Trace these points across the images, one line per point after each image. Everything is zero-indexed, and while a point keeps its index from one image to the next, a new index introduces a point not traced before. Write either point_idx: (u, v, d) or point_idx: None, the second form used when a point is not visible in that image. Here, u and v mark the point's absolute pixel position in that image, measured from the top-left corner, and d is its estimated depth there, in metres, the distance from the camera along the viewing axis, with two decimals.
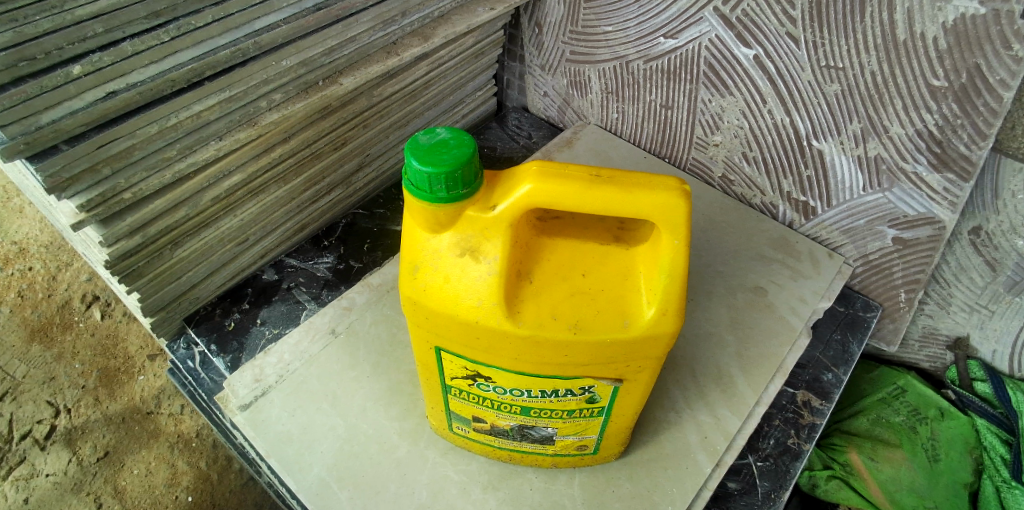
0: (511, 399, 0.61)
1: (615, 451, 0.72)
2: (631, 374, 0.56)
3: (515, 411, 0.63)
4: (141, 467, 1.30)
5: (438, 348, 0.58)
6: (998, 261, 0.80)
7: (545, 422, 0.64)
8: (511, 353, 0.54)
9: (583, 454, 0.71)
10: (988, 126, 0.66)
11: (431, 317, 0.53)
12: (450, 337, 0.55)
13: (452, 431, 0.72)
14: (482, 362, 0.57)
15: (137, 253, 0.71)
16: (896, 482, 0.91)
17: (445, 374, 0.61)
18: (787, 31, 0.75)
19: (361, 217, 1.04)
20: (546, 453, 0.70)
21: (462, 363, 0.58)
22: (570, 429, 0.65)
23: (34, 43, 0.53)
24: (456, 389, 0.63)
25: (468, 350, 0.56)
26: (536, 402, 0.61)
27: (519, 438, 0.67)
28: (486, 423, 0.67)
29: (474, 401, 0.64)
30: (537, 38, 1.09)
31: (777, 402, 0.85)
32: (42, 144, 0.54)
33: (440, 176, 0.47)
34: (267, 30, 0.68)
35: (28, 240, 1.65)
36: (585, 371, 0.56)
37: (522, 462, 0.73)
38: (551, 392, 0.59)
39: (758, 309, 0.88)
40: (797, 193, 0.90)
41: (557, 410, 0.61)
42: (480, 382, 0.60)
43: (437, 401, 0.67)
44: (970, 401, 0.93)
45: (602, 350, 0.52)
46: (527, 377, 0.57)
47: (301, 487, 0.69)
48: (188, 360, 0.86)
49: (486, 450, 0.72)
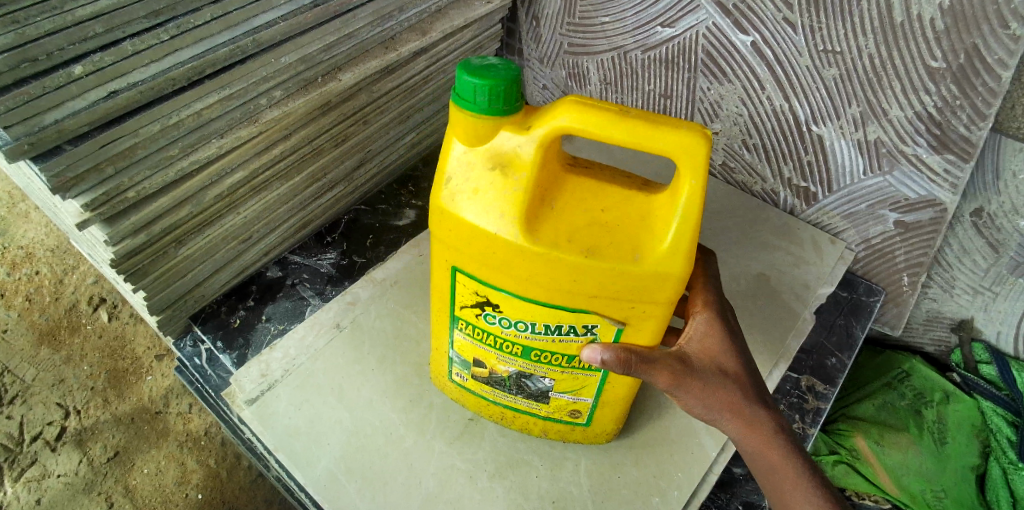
0: (513, 336, 0.62)
1: (606, 432, 0.73)
2: (637, 318, 0.56)
3: (516, 354, 0.64)
4: (151, 466, 1.31)
5: (455, 268, 0.59)
6: (1000, 243, 0.80)
7: (542, 372, 0.65)
8: (522, 275, 0.55)
9: (575, 426, 0.72)
10: (987, 106, 0.67)
11: (454, 230, 0.55)
12: (468, 252, 0.56)
13: (453, 381, 0.74)
14: (493, 285, 0.58)
15: (142, 252, 0.71)
16: (903, 466, 0.90)
17: (457, 302, 0.63)
18: (784, 17, 0.76)
19: (363, 213, 1.05)
20: (539, 414, 0.71)
21: (475, 286, 0.59)
22: (567, 387, 0.66)
23: (35, 44, 0.53)
24: (464, 321, 0.64)
25: (483, 270, 0.57)
26: (539, 341, 0.61)
27: (516, 391, 0.69)
28: (486, 368, 0.68)
29: (479, 338, 0.65)
30: (535, 31, 1.09)
31: (781, 388, 0.85)
32: (46, 143, 0.55)
33: (484, 86, 0.49)
34: (267, 26, 0.69)
35: (35, 244, 1.65)
36: (592, 306, 0.56)
37: (514, 424, 0.74)
38: (554, 331, 0.60)
39: (762, 296, 0.88)
40: (798, 178, 0.90)
41: (559, 353, 0.62)
42: (487, 313, 0.61)
43: (443, 339, 0.69)
44: (976, 384, 0.92)
45: (611, 282, 0.53)
46: (534, 307, 0.58)
47: (309, 480, 0.69)
48: (195, 356, 0.87)
49: (482, 406, 0.75)
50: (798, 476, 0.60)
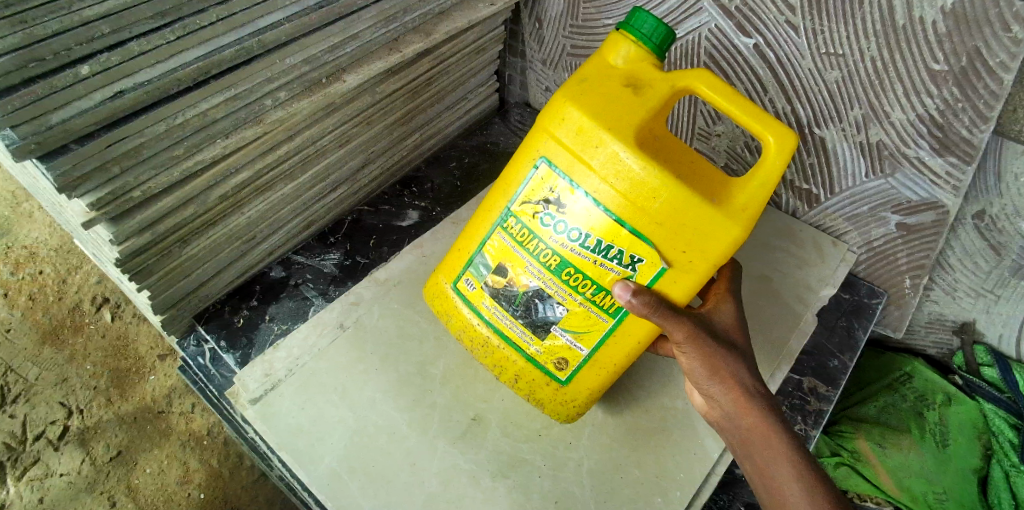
0: (556, 244, 0.65)
1: (575, 401, 0.73)
2: (683, 264, 0.62)
3: (547, 266, 0.66)
4: (154, 466, 1.32)
5: (542, 158, 0.64)
6: (1002, 245, 0.81)
7: (562, 297, 0.67)
8: (611, 175, 0.59)
9: (551, 381, 0.72)
10: (989, 109, 0.68)
11: (571, 118, 0.61)
12: (569, 136, 0.61)
13: (455, 292, 0.75)
14: (570, 178, 0.62)
15: (147, 251, 0.72)
16: (905, 467, 0.91)
17: (520, 195, 0.66)
18: (786, 20, 0.76)
19: (366, 213, 1.05)
20: (525, 354, 0.72)
21: (552, 180, 0.63)
22: (576, 326, 0.68)
23: (42, 44, 0.54)
24: (514, 219, 0.67)
25: (572, 162, 0.61)
26: (580, 258, 0.64)
27: (519, 315, 0.70)
28: (504, 279, 0.70)
29: (517, 240, 0.68)
30: (538, 33, 1.09)
31: (783, 389, 0.85)
32: (53, 143, 0.56)
33: (656, 24, 0.61)
34: (271, 28, 0.69)
35: (38, 244, 1.64)
36: (652, 233, 0.60)
37: (491, 361, 0.75)
38: (601, 250, 0.63)
39: (764, 297, 0.89)
40: (800, 181, 0.90)
41: (590, 278, 0.65)
42: (545, 211, 0.64)
43: (477, 238, 0.72)
44: (978, 386, 0.92)
45: (684, 210, 0.58)
46: (598, 215, 0.61)
47: (312, 479, 0.70)
48: (198, 356, 0.88)
49: (469, 330, 0.75)
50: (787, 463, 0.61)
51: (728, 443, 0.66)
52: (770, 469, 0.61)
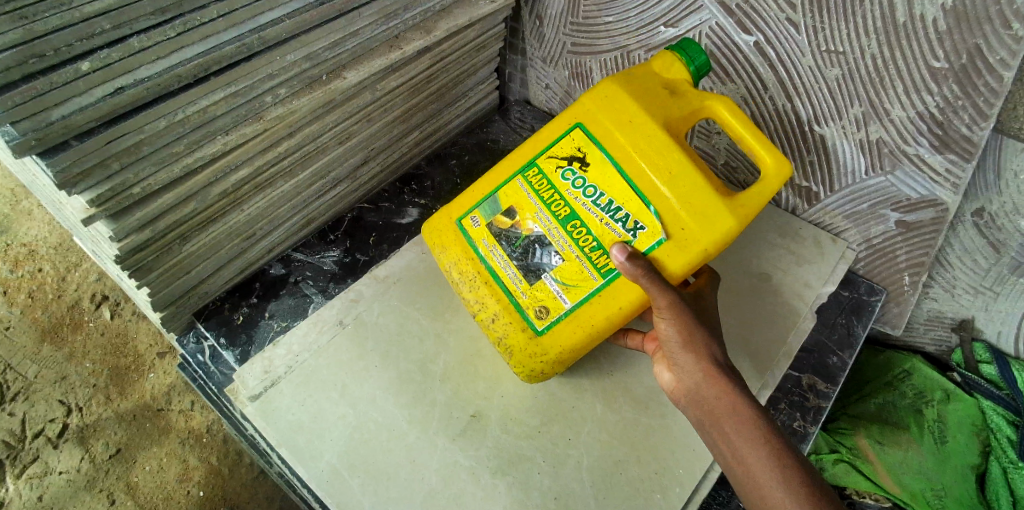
0: (571, 198, 0.73)
1: (543, 355, 0.73)
2: (679, 240, 0.68)
3: (556, 215, 0.74)
4: (154, 463, 1.32)
5: (579, 125, 0.74)
6: (1001, 243, 0.81)
7: (562, 246, 0.73)
8: (636, 149, 0.70)
9: (526, 329, 0.74)
10: (989, 106, 0.68)
11: (615, 100, 0.72)
12: (610, 114, 0.72)
13: (458, 227, 0.80)
14: (603, 147, 0.72)
15: (147, 248, 0.72)
16: (904, 464, 0.91)
17: (551, 151, 0.75)
18: (787, 17, 0.76)
19: (366, 211, 1.05)
20: (510, 296, 0.75)
21: (582, 143, 0.74)
22: (567, 277, 0.72)
23: (42, 40, 0.54)
24: (539, 171, 0.76)
25: (606, 133, 0.72)
26: (590, 213, 0.72)
27: (516, 256, 0.75)
28: (510, 221, 0.76)
29: (535, 189, 0.76)
30: (538, 31, 1.09)
31: (783, 386, 0.85)
32: (53, 139, 0.56)
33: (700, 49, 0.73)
34: (272, 24, 0.69)
35: (37, 242, 1.63)
36: (659, 204, 0.69)
37: (472, 296, 0.77)
38: (609, 211, 0.71)
39: (764, 294, 0.89)
40: (800, 178, 0.90)
41: (592, 233, 0.72)
42: (570, 168, 0.74)
43: (495, 180, 0.79)
44: (976, 383, 0.92)
45: (689, 193, 0.68)
46: (616, 180, 0.71)
47: (312, 476, 0.71)
48: (198, 353, 0.88)
49: (461, 264, 0.78)
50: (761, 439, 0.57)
51: (695, 420, 0.63)
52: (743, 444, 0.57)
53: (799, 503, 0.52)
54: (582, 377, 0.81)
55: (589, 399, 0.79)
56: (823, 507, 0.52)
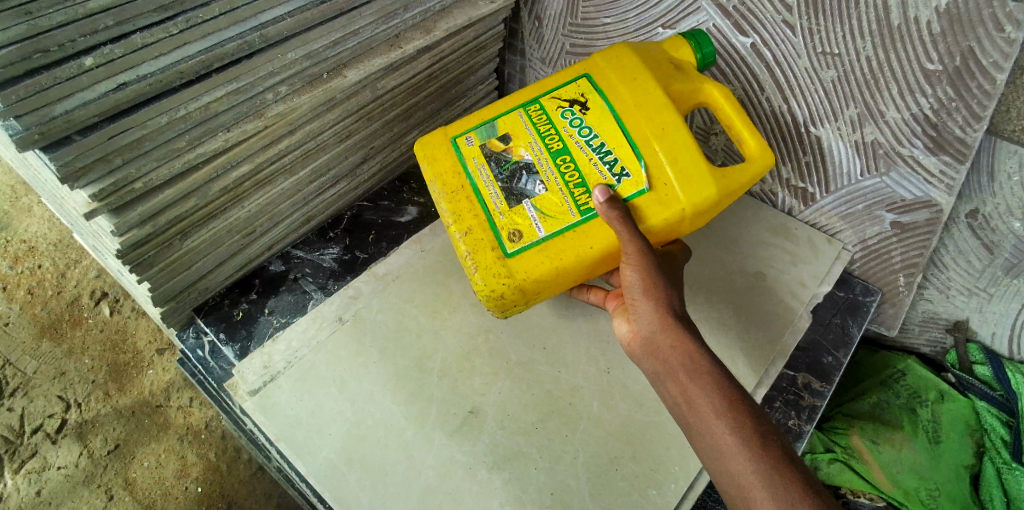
0: (566, 135, 0.74)
1: (507, 277, 0.71)
2: (660, 194, 0.71)
3: (548, 148, 0.74)
4: (152, 459, 1.33)
5: (585, 75, 0.76)
6: (995, 244, 0.82)
7: (547, 178, 0.73)
8: (636, 106, 0.72)
9: (496, 248, 0.72)
10: (982, 108, 0.68)
11: (624, 62, 0.75)
12: (617, 71, 0.74)
13: (450, 143, 0.77)
14: (605, 96, 0.74)
15: (148, 243, 0.72)
16: (898, 462, 0.91)
17: (555, 91, 0.76)
18: (783, 19, 0.77)
19: (365, 209, 1.05)
20: (487, 213, 0.73)
21: (585, 90, 0.75)
22: (547, 207, 0.72)
23: (46, 35, 0.55)
24: (539, 107, 0.76)
25: (609, 87, 0.74)
26: (580, 152, 0.73)
27: (502, 178, 0.74)
28: (503, 145, 0.75)
29: (532, 122, 0.76)
30: (538, 32, 1.10)
31: (777, 385, 0.86)
32: (56, 133, 0.57)
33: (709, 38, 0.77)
34: (273, 23, 0.69)
35: (37, 238, 1.63)
36: (648, 157, 0.71)
37: (449, 207, 0.74)
38: (600, 152, 0.72)
39: (760, 294, 0.90)
40: (796, 179, 0.91)
41: (579, 171, 0.72)
42: (569, 109, 0.75)
43: (494, 108, 0.78)
44: (970, 384, 0.93)
45: (678, 155, 0.71)
46: (611, 127, 0.73)
47: (310, 470, 0.72)
48: (197, 349, 0.88)
49: (444, 175, 0.75)
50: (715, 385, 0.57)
51: (649, 368, 0.63)
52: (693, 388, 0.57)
53: (750, 447, 0.52)
54: (578, 375, 0.81)
55: (586, 396, 0.79)
56: (766, 449, 0.52)
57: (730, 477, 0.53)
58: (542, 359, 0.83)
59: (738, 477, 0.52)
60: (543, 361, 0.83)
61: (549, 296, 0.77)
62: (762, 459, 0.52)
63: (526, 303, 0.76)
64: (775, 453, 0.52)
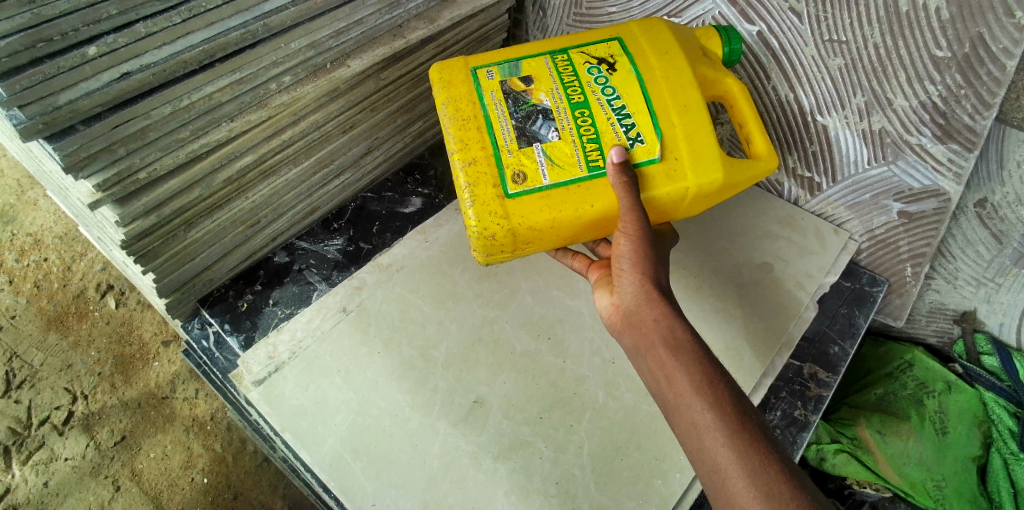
0: (589, 91, 0.71)
1: (503, 218, 0.68)
2: (669, 167, 0.70)
3: (569, 98, 0.71)
4: (158, 451, 1.34)
5: (618, 39, 0.75)
6: (1003, 234, 0.81)
7: (563, 125, 0.70)
8: (665, 77, 0.72)
9: (497, 186, 0.68)
10: (992, 95, 0.68)
11: (657, 34, 0.74)
12: (650, 41, 0.74)
13: (471, 73, 0.73)
14: (634, 60, 0.73)
15: (153, 234, 0.72)
16: (905, 455, 0.90)
17: (586, 47, 0.74)
18: (790, 7, 0.78)
19: (369, 200, 1.05)
20: (495, 148, 0.69)
21: (616, 50, 0.74)
22: (556, 155, 0.69)
23: (51, 24, 0.54)
24: (565, 59, 0.74)
25: (640, 54, 0.74)
26: (600, 108, 0.70)
27: (517, 116, 0.70)
28: (524, 87, 0.72)
29: (557, 70, 0.73)
30: (541, 21, 1.09)
31: (784, 375, 0.86)
32: (61, 122, 0.57)
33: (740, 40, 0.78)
34: (276, 12, 0.68)
35: (44, 231, 1.64)
36: (667, 129, 0.70)
37: (456, 134, 0.70)
38: (619, 113, 0.70)
39: (765, 284, 0.89)
40: (803, 169, 0.90)
41: (596, 127, 0.70)
42: (596, 66, 0.73)
43: (520, 52, 0.75)
44: (977, 375, 0.92)
45: (695, 132, 0.71)
46: (636, 90, 0.71)
47: (315, 460, 0.72)
48: (203, 339, 0.89)
49: (457, 102, 0.71)
50: (696, 363, 0.56)
51: (631, 343, 0.62)
52: (673, 364, 0.57)
53: (725, 423, 0.52)
54: (583, 365, 0.81)
55: (591, 386, 0.79)
56: (743, 427, 0.52)
57: (704, 453, 0.52)
58: (547, 348, 0.83)
59: (712, 453, 0.52)
60: (548, 351, 0.82)
61: (536, 249, 0.74)
62: (736, 435, 0.51)
63: (513, 252, 0.73)
64: (750, 430, 0.52)
